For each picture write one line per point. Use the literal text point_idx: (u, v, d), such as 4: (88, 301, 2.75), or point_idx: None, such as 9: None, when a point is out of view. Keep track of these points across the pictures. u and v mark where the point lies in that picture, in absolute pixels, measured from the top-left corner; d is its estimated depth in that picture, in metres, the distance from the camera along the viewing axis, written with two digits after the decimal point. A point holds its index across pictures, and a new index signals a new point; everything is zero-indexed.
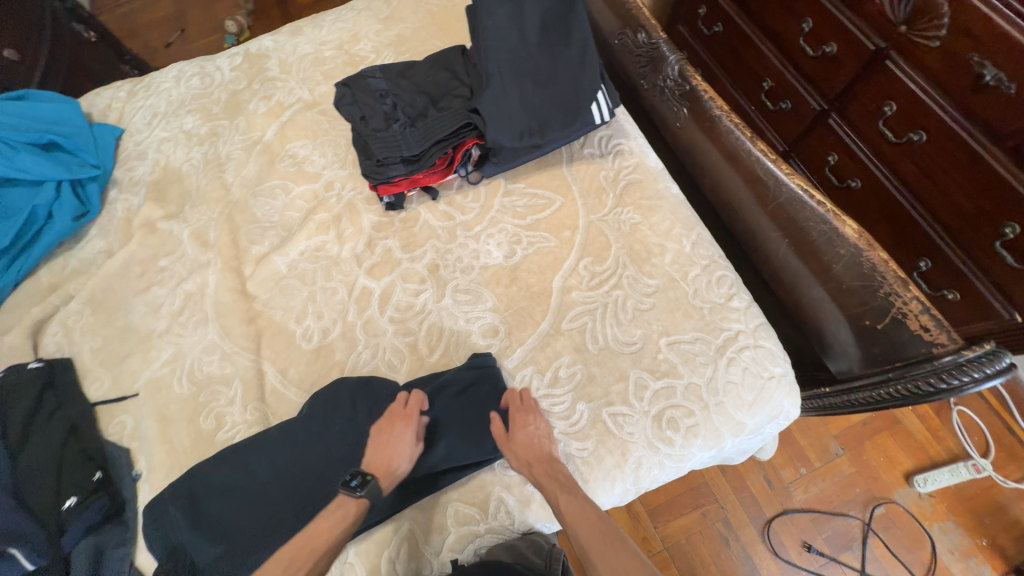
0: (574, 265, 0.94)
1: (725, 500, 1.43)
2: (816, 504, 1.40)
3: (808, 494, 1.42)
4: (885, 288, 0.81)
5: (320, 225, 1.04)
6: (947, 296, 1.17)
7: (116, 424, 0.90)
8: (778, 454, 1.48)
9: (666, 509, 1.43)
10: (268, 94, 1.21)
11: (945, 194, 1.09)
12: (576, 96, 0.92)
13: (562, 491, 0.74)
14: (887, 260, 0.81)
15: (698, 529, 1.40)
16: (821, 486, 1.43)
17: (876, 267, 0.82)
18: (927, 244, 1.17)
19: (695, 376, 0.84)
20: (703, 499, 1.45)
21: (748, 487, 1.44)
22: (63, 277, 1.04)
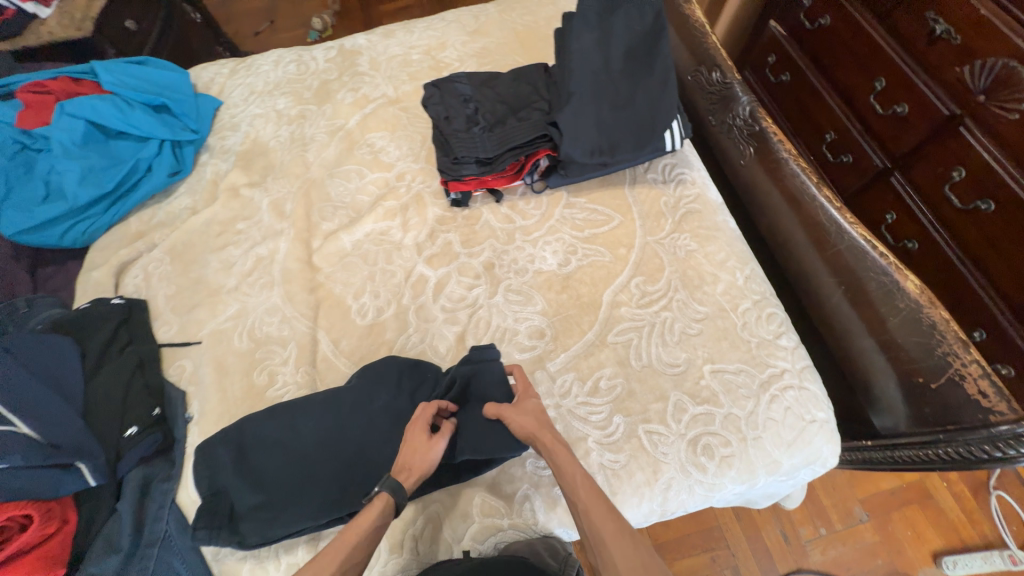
0: (626, 282, 0.97)
1: (737, 548, 1.39)
2: (834, 568, 1.35)
3: (826, 556, 1.36)
4: (944, 348, 0.79)
5: (388, 211, 1.11)
6: (1000, 371, 1.13)
7: (177, 367, 0.96)
8: (798, 510, 1.44)
9: (676, 547, 1.40)
10: (355, 86, 1.30)
11: (1009, 266, 1.08)
12: (651, 121, 0.96)
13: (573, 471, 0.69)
14: (949, 319, 0.80)
15: (706, 573, 1.36)
16: (840, 551, 1.37)
17: (935, 325, 0.81)
18: (983, 315, 1.15)
19: (736, 407, 0.85)
20: (714, 543, 1.41)
21: (763, 538, 1.40)
22: (150, 227, 1.13)
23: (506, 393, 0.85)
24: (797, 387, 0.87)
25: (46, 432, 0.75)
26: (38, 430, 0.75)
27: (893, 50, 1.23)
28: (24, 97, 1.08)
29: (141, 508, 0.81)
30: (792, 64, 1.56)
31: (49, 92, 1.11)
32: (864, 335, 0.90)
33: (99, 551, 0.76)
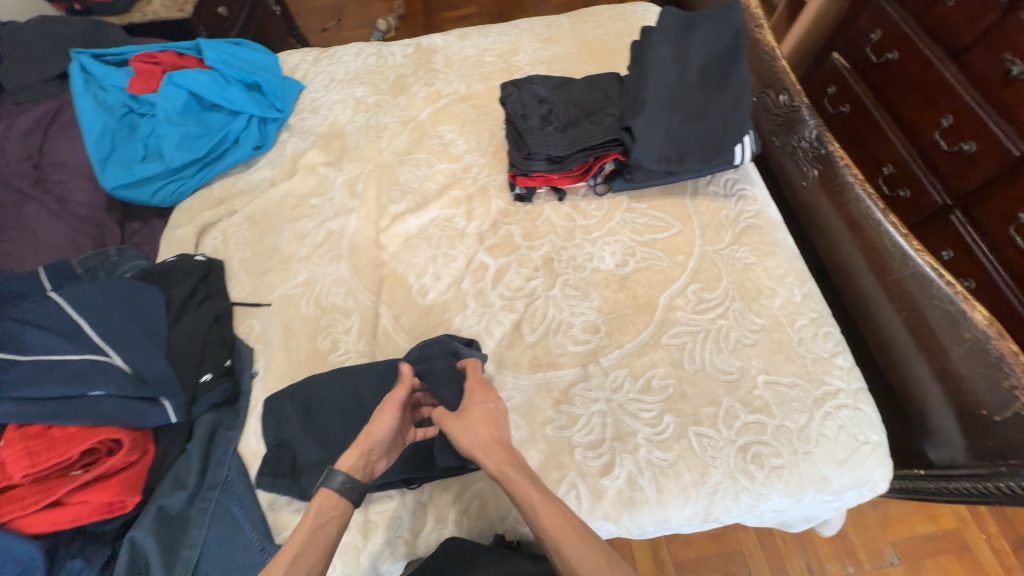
0: (682, 287, 0.99)
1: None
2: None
3: None
4: (1011, 381, 0.78)
5: (454, 199, 1.15)
6: None
7: (246, 325, 1.02)
8: (825, 545, 1.40)
9: (696, 565, 1.37)
10: (429, 82, 1.37)
11: None
12: (722, 135, 0.98)
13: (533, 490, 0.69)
14: (1018, 353, 0.78)
15: None
16: None
17: (1004, 358, 0.79)
18: None
19: (788, 420, 0.85)
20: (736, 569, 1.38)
21: (787, 570, 1.36)
22: (231, 194, 1.20)
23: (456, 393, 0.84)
24: (855, 407, 0.86)
25: (135, 366, 0.81)
26: (130, 364, 0.81)
27: (964, 89, 1.24)
28: (137, 66, 1.19)
29: (207, 452, 0.85)
30: (853, 96, 1.57)
31: (158, 62, 1.22)
32: (921, 364, 0.90)
33: (169, 487, 0.80)
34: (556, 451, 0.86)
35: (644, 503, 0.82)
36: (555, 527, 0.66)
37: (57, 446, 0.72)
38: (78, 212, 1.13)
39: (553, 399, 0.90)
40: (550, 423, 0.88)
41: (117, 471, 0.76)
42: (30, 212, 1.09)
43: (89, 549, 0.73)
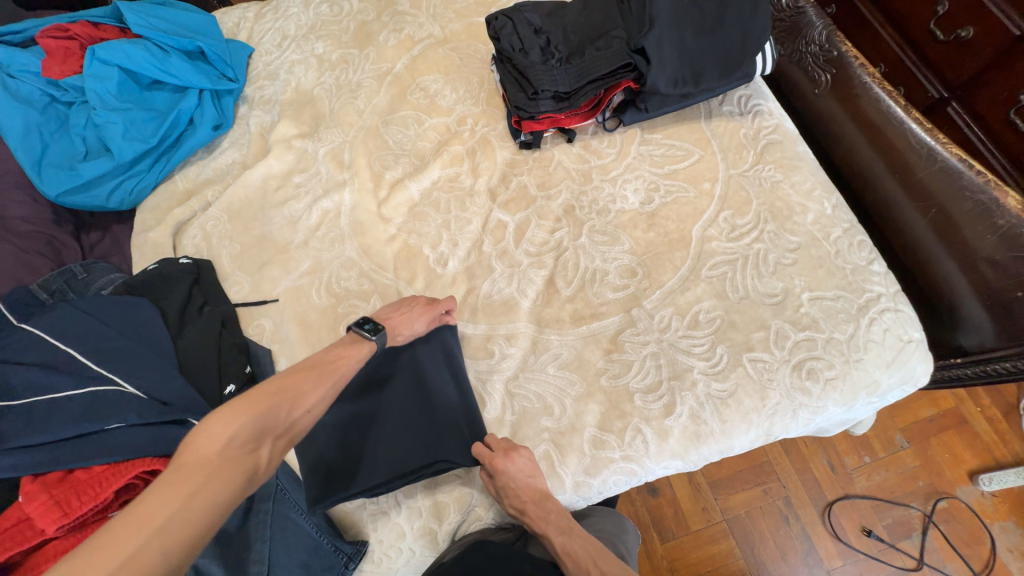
0: (713, 216, 0.95)
1: (787, 479, 1.28)
2: (879, 492, 1.25)
3: (870, 482, 1.27)
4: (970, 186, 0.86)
5: (454, 156, 1.05)
6: None
7: (256, 326, 0.93)
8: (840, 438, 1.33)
9: (729, 481, 1.28)
10: (398, 27, 1.21)
11: None
12: (739, 47, 0.93)
13: (558, 533, 0.76)
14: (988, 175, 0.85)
15: (759, 505, 1.25)
16: (884, 476, 1.27)
17: (973, 182, 0.86)
18: None
19: (837, 331, 0.86)
20: (764, 476, 1.29)
21: (811, 469, 1.28)
22: (200, 184, 1.06)
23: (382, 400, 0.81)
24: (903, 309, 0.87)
25: (152, 389, 0.72)
26: (145, 388, 0.72)
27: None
28: (47, 44, 1.01)
29: None
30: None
31: (73, 36, 1.03)
32: (948, 259, 0.89)
33: None
34: (616, 401, 0.84)
35: (709, 435, 0.82)
36: (581, 555, 0.74)
37: (86, 490, 0.63)
38: (18, 228, 0.96)
39: (603, 349, 0.88)
40: (604, 374, 0.86)
41: None
42: None
43: None
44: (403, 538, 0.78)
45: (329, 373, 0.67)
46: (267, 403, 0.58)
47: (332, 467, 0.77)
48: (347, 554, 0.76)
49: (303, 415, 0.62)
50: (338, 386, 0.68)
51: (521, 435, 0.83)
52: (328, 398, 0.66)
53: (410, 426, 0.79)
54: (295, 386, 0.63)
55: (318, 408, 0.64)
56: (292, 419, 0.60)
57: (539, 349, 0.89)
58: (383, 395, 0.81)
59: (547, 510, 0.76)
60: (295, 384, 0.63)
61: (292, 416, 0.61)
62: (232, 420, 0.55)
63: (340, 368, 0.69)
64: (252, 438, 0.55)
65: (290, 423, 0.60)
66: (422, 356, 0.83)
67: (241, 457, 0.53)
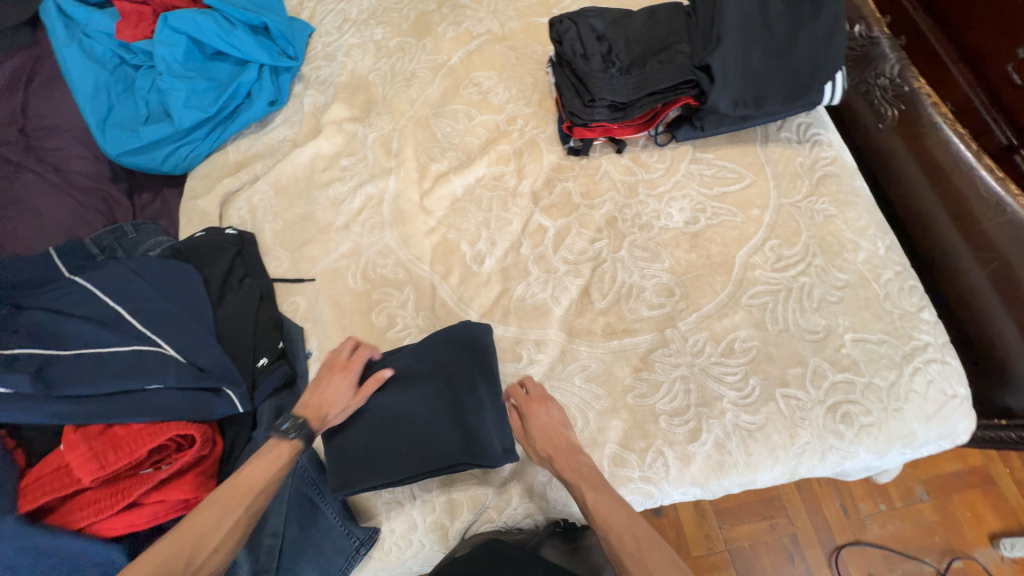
0: (759, 243, 0.93)
1: (796, 517, 1.25)
2: (893, 543, 1.21)
3: (884, 531, 1.23)
4: None
5: (501, 155, 1.05)
6: None
7: (291, 303, 0.95)
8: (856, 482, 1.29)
9: (736, 511, 1.25)
10: (457, 20, 1.21)
11: None
12: (809, 73, 0.90)
13: (589, 487, 0.70)
14: None
15: (764, 539, 1.22)
16: (899, 527, 1.23)
17: None
18: None
19: (878, 377, 0.83)
20: (773, 511, 1.26)
21: (823, 510, 1.25)
22: (250, 157, 1.08)
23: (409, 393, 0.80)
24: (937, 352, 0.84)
25: (190, 354, 0.74)
26: (184, 353, 0.74)
27: None
28: (123, 8, 1.04)
29: None
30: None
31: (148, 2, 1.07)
32: (1006, 316, 0.85)
33: None
34: (640, 420, 0.83)
35: (732, 467, 0.80)
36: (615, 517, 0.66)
37: (123, 445, 0.66)
38: (79, 183, 1.01)
39: (632, 367, 0.86)
40: (631, 392, 0.85)
41: (188, 468, 0.71)
42: (24, 184, 0.96)
43: None
44: (414, 530, 0.79)
45: (241, 501, 0.63)
46: (162, 554, 0.57)
47: (356, 456, 0.77)
48: (360, 539, 0.77)
49: (211, 560, 0.59)
50: (257, 509, 0.64)
51: None
52: (238, 531, 0.62)
53: (435, 423, 0.79)
54: (199, 529, 0.59)
55: (230, 542, 0.61)
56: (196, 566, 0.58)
57: (567, 358, 0.88)
58: (412, 389, 0.80)
59: (579, 462, 0.72)
60: (195, 525, 0.60)
61: (196, 567, 0.58)
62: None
63: (253, 490, 0.64)
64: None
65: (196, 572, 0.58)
66: (454, 353, 0.83)
67: None
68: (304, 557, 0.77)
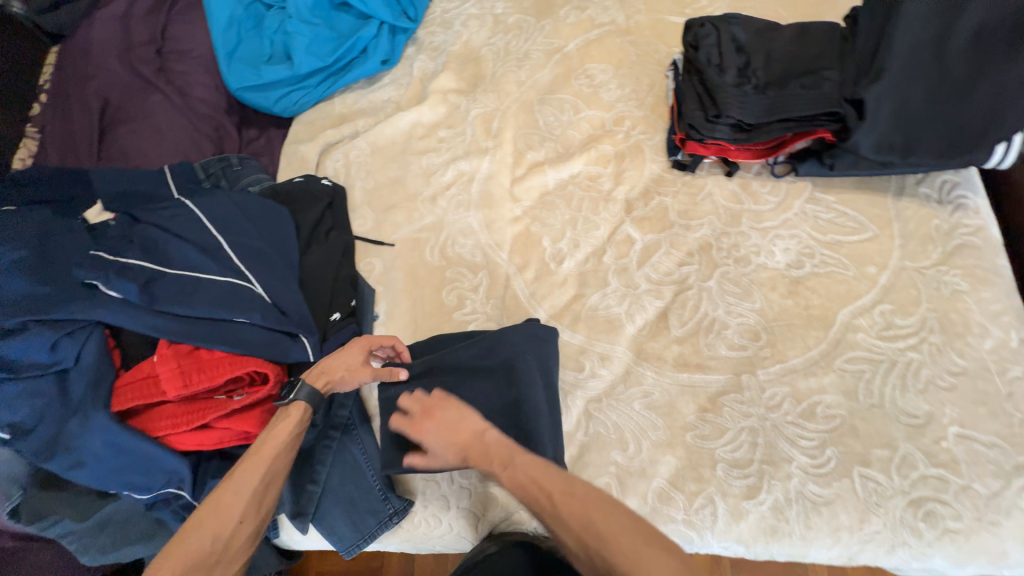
0: (868, 305, 0.84)
1: None
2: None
3: None
4: None
5: (601, 155, 1.01)
6: None
7: (367, 264, 0.96)
8: None
9: None
10: (581, 6, 1.15)
11: None
12: (979, 128, 0.78)
13: (502, 467, 0.65)
14: None
15: None
16: None
17: None
18: None
19: (978, 483, 0.74)
20: None
21: None
22: (354, 112, 1.09)
23: (471, 387, 0.79)
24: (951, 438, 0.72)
25: (275, 296, 0.77)
26: (270, 293, 0.77)
27: None
28: None
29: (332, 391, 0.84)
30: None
31: None
32: None
33: None
34: (696, 462, 0.79)
35: (786, 535, 0.74)
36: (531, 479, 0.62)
37: (206, 370, 0.70)
38: (198, 109, 1.06)
39: (698, 405, 0.82)
40: (691, 430, 0.80)
41: (256, 403, 0.74)
42: (153, 104, 1.04)
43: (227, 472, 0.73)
44: (446, 512, 0.79)
45: (255, 472, 0.63)
46: (189, 538, 0.57)
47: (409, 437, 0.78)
48: (394, 508, 0.79)
49: (237, 530, 0.60)
50: (271, 479, 0.64)
51: (586, 459, 0.81)
52: (257, 501, 0.62)
53: (491, 421, 0.78)
54: (214, 512, 0.59)
55: (253, 515, 0.61)
56: (225, 542, 0.58)
57: (630, 380, 0.84)
58: (471, 383, 0.79)
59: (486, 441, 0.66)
60: (221, 497, 0.60)
61: (224, 538, 0.58)
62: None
63: (263, 461, 0.64)
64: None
65: (226, 549, 0.58)
66: (519, 353, 0.79)
67: None
68: (339, 510, 0.80)
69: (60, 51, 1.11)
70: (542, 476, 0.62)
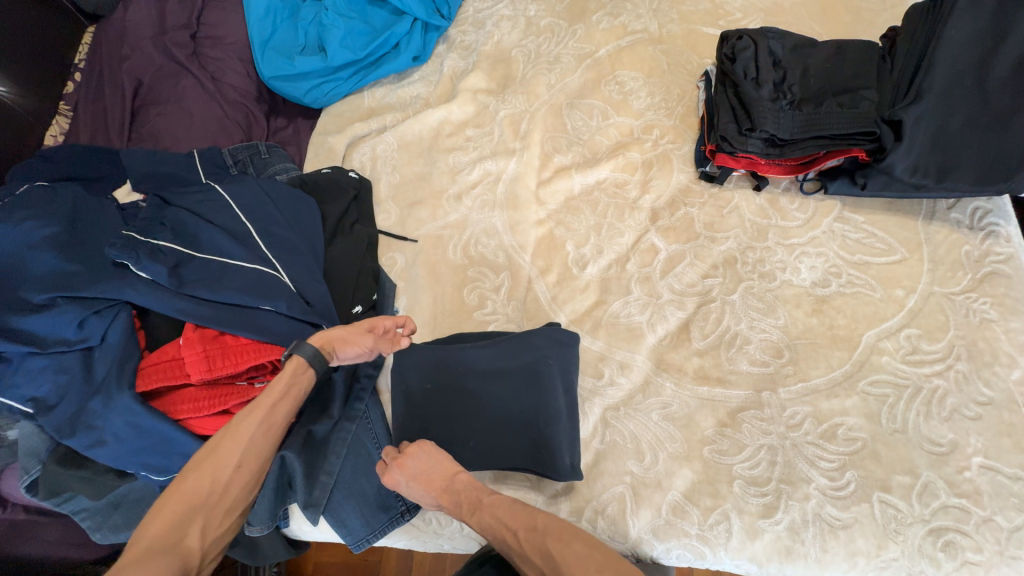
0: (895, 328, 0.83)
1: None
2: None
3: None
4: None
5: (628, 163, 1.00)
6: None
7: (390, 259, 0.96)
8: None
9: None
10: (614, 12, 1.15)
11: None
12: (1017, 156, 0.77)
13: (472, 512, 0.67)
14: None
15: None
16: None
17: None
18: None
19: (1000, 516, 0.72)
20: None
21: None
22: (382, 107, 1.10)
23: (489, 389, 0.79)
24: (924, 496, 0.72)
25: (302, 286, 0.77)
26: (297, 284, 0.77)
27: None
28: None
29: (350, 384, 0.84)
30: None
31: None
32: None
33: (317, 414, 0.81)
34: (712, 477, 0.78)
35: (801, 557, 0.73)
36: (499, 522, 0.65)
37: (230, 355, 0.70)
38: (229, 96, 1.06)
39: (717, 420, 0.81)
40: (709, 444, 0.79)
41: None
42: (185, 88, 1.04)
43: None
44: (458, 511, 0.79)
45: (253, 421, 0.62)
46: (186, 482, 0.56)
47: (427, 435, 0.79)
48: (407, 505, 0.80)
49: (234, 477, 0.59)
50: (269, 428, 0.63)
51: (601, 467, 0.80)
52: (255, 450, 0.61)
53: (506, 424, 0.78)
54: (213, 456, 0.59)
55: (250, 462, 0.60)
56: (222, 488, 0.58)
57: (649, 390, 0.84)
58: (490, 385, 0.80)
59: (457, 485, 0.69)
60: (220, 444, 0.60)
61: (223, 484, 0.58)
62: (157, 517, 0.54)
63: (263, 410, 0.63)
64: (180, 521, 0.54)
65: (223, 494, 0.58)
66: (540, 358, 0.79)
67: (173, 542, 0.53)
68: (350, 504, 0.79)
69: (96, 31, 1.13)
70: (504, 513, 0.65)
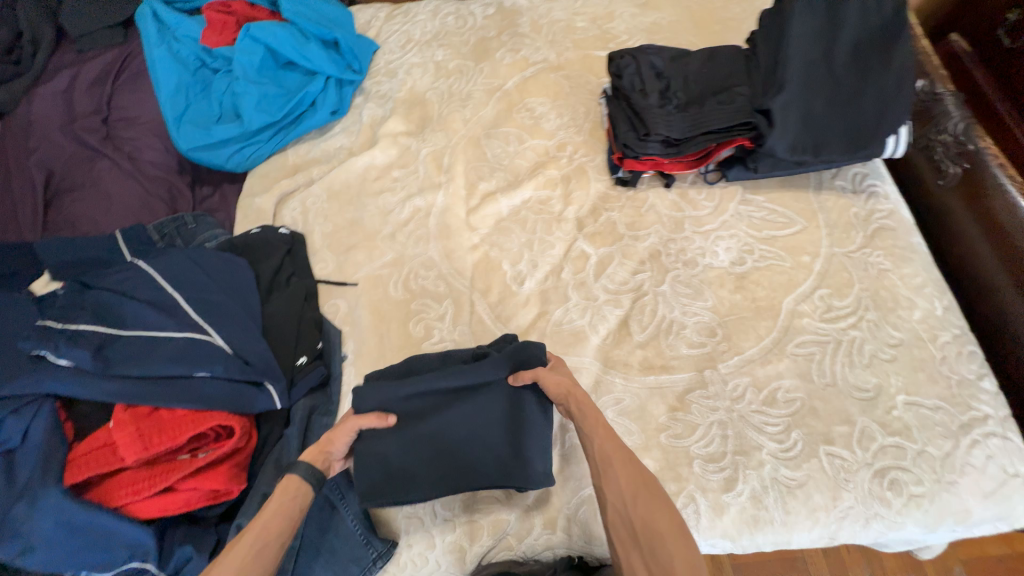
0: (808, 291, 0.90)
1: None
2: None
3: None
4: None
5: (548, 180, 1.06)
6: None
7: (332, 305, 0.96)
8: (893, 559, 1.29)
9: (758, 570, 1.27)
10: (515, 48, 1.25)
11: None
12: (873, 124, 0.88)
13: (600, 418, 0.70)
14: None
15: None
16: None
17: None
18: None
19: (931, 446, 0.78)
20: None
21: None
22: (307, 162, 1.12)
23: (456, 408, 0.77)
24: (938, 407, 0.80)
25: (238, 348, 0.76)
26: (232, 346, 0.76)
27: None
28: (209, 14, 1.09)
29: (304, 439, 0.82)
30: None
31: (232, 12, 1.11)
32: None
33: (271, 475, 0.76)
34: (672, 462, 0.80)
35: (768, 523, 0.76)
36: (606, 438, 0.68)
37: (165, 430, 0.68)
38: (149, 172, 1.07)
39: (667, 405, 0.84)
40: (664, 431, 0.82)
41: (223, 459, 0.72)
42: (101, 171, 1.04)
43: (195, 536, 0.69)
44: (432, 549, 0.77)
45: (246, 537, 0.61)
46: None
47: (390, 466, 0.75)
48: (378, 552, 0.77)
49: None
50: (262, 544, 0.61)
51: (567, 473, 0.81)
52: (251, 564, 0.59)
53: (475, 443, 0.76)
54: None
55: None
56: None
57: (601, 389, 0.86)
58: (455, 406, 0.77)
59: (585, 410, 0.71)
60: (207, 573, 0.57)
61: None
62: None
63: (254, 526, 0.62)
64: None
65: None
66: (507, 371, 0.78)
67: None
68: (317, 563, 0.77)
69: None
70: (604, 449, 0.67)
